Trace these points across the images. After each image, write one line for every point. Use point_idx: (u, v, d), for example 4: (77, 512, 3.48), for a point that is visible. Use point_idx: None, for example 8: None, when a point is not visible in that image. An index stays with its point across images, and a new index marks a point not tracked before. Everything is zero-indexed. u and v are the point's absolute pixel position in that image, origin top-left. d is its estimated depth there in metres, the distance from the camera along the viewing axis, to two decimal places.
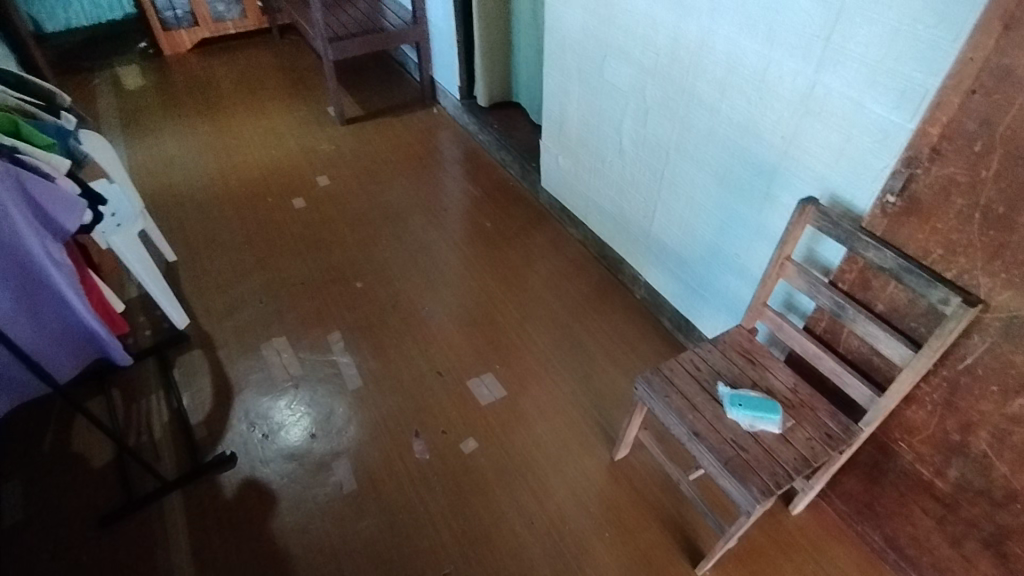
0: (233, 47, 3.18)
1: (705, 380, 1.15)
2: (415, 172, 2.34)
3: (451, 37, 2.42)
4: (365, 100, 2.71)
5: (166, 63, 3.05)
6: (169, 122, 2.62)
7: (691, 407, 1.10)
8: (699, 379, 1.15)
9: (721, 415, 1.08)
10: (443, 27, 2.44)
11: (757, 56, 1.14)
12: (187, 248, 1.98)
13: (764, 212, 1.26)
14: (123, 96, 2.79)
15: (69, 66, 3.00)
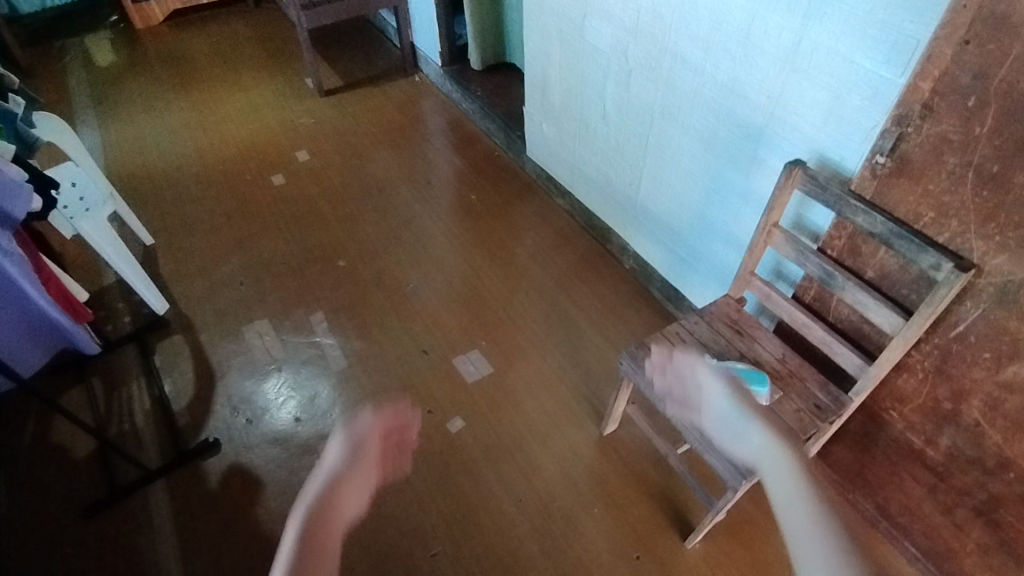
0: (207, 18, 3.06)
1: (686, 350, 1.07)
2: (397, 144, 2.27)
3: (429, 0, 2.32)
4: (344, 70, 2.62)
5: (138, 37, 2.93)
6: (143, 99, 2.53)
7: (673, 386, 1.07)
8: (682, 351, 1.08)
9: (703, 386, 1.01)
10: None
11: (741, 11, 1.07)
12: (164, 231, 1.93)
13: (751, 177, 1.21)
14: (95, 73, 2.69)
15: (39, 44, 2.89)
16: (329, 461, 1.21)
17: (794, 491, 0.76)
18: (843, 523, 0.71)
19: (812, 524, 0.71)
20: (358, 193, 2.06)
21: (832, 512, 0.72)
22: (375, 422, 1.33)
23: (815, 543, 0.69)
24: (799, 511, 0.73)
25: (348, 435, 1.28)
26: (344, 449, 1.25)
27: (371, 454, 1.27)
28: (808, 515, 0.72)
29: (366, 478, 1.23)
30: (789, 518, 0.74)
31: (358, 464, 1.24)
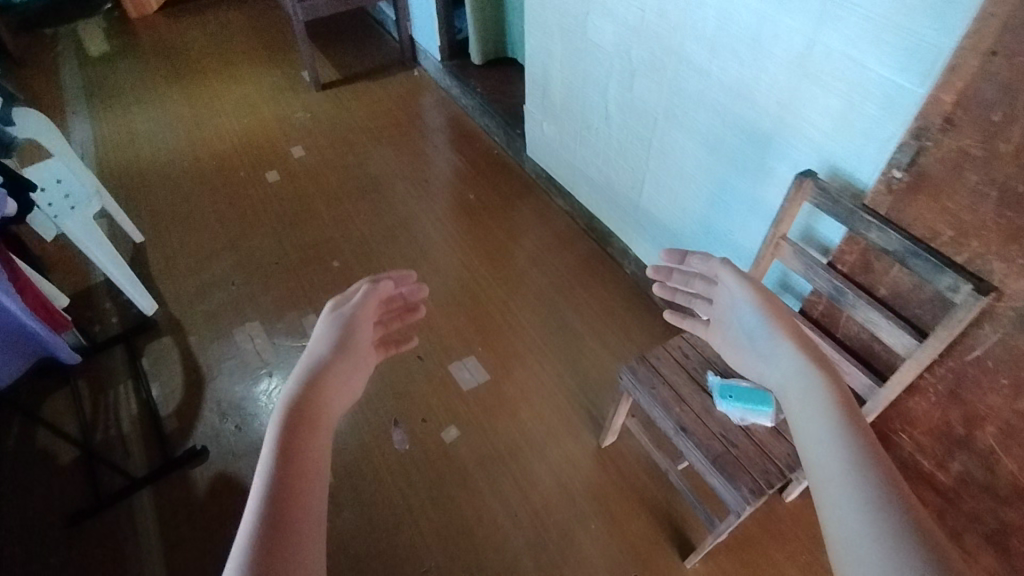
0: (202, 7, 3.00)
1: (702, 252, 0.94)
2: (395, 140, 2.23)
3: None
4: (341, 64, 2.56)
5: (132, 26, 2.87)
6: (136, 91, 2.48)
7: (695, 299, 0.95)
8: (702, 258, 0.93)
9: (722, 291, 0.87)
10: None
11: (750, 12, 1.02)
12: (155, 228, 1.88)
13: (757, 185, 1.16)
14: (88, 63, 2.64)
15: (31, 32, 2.83)
16: (312, 344, 0.85)
17: (814, 401, 0.60)
18: (867, 437, 0.55)
19: (834, 432, 0.56)
20: (353, 191, 2.02)
21: (855, 424, 0.56)
22: (375, 288, 0.99)
23: (829, 452, 0.54)
24: (821, 419, 0.58)
25: (339, 310, 0.91)
26: (337, 314, 0.92)
27: (371, 311, 0.96)
28: (833, 420, 0.57)
29: (368, 359, 0.88)
30: (806, 425, 0.59)
31: (361, 317, 0.93)
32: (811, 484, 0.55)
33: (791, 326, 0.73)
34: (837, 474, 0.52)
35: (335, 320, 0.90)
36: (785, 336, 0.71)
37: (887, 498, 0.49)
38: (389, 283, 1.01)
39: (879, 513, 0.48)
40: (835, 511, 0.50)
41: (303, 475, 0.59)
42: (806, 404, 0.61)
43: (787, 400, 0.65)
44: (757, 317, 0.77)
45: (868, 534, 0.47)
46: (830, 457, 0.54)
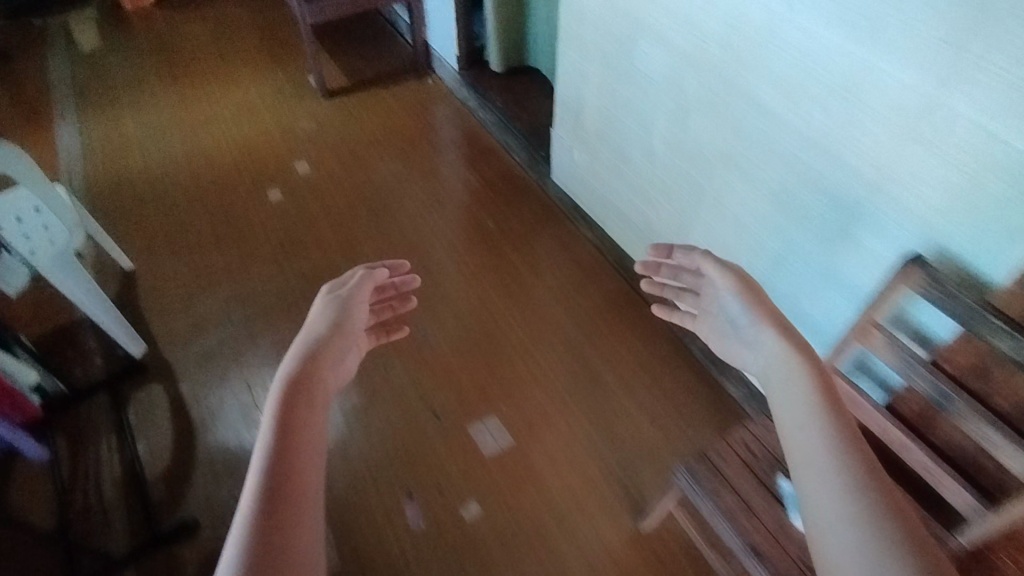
0: None
1: (686, 244, 0.90)
2: (407, 156, 2.06)
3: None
4: (350, 68, 2.39)
5: (126, 19, 2.68)
6: (128, 92, 2.30)
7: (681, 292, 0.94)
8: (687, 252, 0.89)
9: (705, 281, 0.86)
10: None
11: (848, 60, 0.86)
12: (146, 253, 1.72)
13: (836, 253, 1.01)
14: (77, 59, 2.45)
15: (18, 23, 2.64)
16: (310, 324, 0.88)
17: (796, 389, 0.61)
18: (850, 425, 0.56)
19: (812, 419, 0.57)
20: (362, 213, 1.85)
21: (835, 412, 0.57)
22: (370, 275, 1.04)
23: (809, 438, 0.55)
24: (803, 405, 0.59)
25: (339, 294, 0.97)
26: (334, 299, 0.97)
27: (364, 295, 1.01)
28: (814, 406, 0.58)
29: (358, 339, 0.93)
30: (789, 410, 0.60)
31: (355, 302, 0.97)
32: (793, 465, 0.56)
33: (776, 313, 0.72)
34: (816, 461, 0.53)
35: (333, 301, 0.96)
36: (768, 324, 0.70)
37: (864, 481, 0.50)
38: (377, 276, 1.05)
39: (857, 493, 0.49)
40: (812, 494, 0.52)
41: (301, 449, 0.62)
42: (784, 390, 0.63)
43: (771, 386, 0.65)
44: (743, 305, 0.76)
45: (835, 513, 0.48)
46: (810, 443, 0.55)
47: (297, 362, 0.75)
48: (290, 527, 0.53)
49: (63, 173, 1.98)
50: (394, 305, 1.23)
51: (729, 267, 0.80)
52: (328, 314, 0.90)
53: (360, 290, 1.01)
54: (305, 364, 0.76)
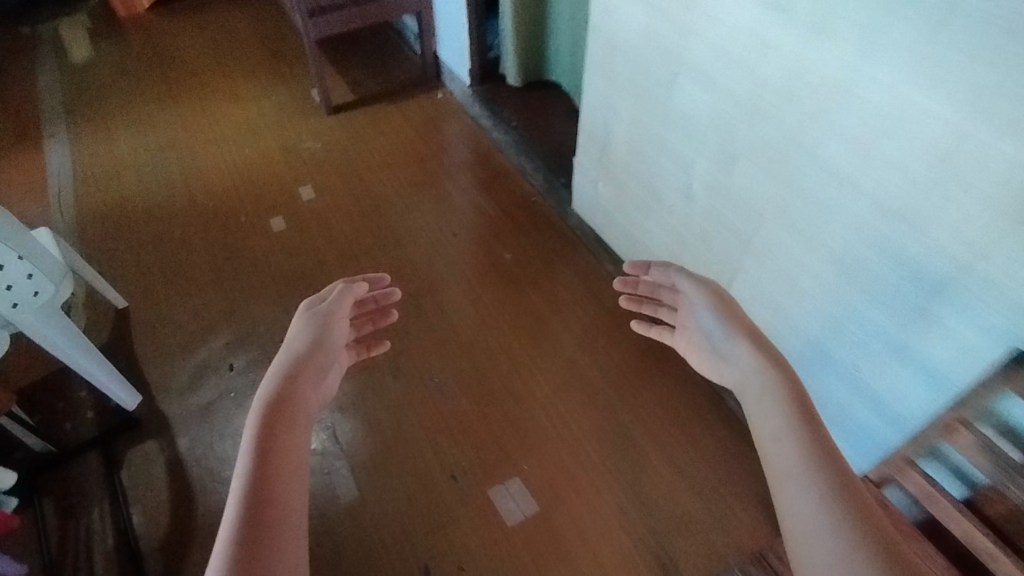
0: (200, 4, 2.68)
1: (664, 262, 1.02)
2: (417, 181, 1.95)
3: (460, 10, 1.96)
4: (356, 82, 2.27)
5: (120, 26, 2.56)
6: (123, 108, 2.19)
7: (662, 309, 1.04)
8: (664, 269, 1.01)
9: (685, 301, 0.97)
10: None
11: (940, 126, 0.74)
12: (141, 289, 1.62)
13: (908, 330, 0.90)
14: (69, 71, 2.34)
15: (8, 32, 2.53)
16: (289, 345, 0.97)
17: (769, 404, 0.74)
18: (816, 431, 0.69)
19: (786, 429, 0.69)
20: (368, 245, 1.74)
21: (805, 422, 0.69)
22: (347, 293, 1.13)
23: (786, 448, 0.68)
24: (777, 417, 0.72)
25: (313, 313, 1.05)
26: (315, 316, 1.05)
27: (344, 312, 1.09)
28: (789, 418, 0.71)
29: (335, 356, 1.02)
30: (767, 423, 0.72)
31: (333, 320, 1.06)
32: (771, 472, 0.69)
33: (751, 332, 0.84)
34: (790, 469, 0.66)
35: (308, 318, 1.04)
36: (745, 344, 0.82)
37: (832, 484, 0.63)
38: (354, 293, 1.14)
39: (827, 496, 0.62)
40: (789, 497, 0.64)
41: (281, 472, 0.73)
42: (761, 404, 0.75)
43: (749, 398, 0.78)
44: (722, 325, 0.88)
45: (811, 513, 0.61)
46: (785, 452, 0.68)
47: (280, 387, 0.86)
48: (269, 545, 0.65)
49: (52, 197, 1.88)
50: (374, 318, 1.30)
51: (708, 291, 0.91)
52: (306, 336, 1.00)
53: (339, 308, 1.09)
54: (285, 386, 0.88)
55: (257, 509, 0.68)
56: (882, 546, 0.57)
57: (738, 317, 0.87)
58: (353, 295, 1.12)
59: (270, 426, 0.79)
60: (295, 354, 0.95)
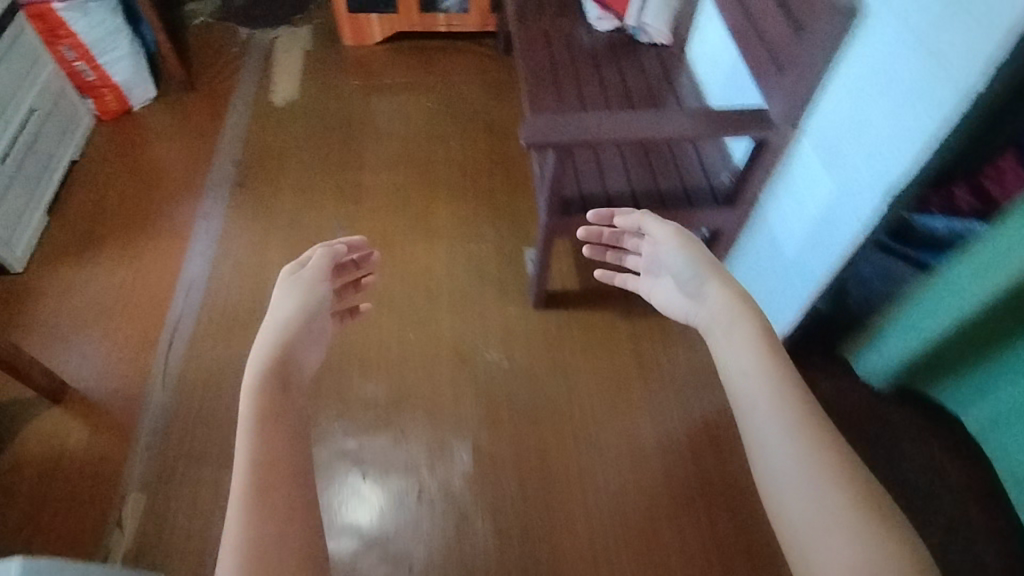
0: (436, 55, 2.15)
1: (632, 210, 1.09)
2: (624, 496, 1.26)
3: (811, 274, 1.12)
4: (586, 262, 1.60)
5: (341, 62, 2.11)
6: (295, 195, 1.72)
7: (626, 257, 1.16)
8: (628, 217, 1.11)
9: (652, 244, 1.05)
10: (792, 246, 1.16)
11: None
12: (200, 557, 1.16)
13: None
14: (262, 116, 1.92)
15: (224, 34, 2.17)
16: (273, 313, 0.96)
17: (744, 339, 0.84)
18: (781, 363, 0.79)
19: (757, 370, 0.79)
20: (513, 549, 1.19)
21: (771, 356, 0.80)
22: (329, 253, 1.09)
23: (757, 387, 0.78)
24: (750, 354, 0.82)
25: (294, 277, 1.03)
26: (296, 281, 1.02)
27: (327, 274, 1.06)
28: (758, 356, 0.81)
29: (323, 319, 1.01)
30: (734, 358, 0.83)
31: (319, 285, 1.03)
32: (739, 408, 0.79)
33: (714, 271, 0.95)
34: (765, 405, 0.76)
35: (290, 287, 1.01)
36: (714, 282, 0.93)
37: (794, 408, 0.75)
38: (339, 251, 1.13)
39: (801, 421, 0.73)
40: (763, 429, 0.75)
41: (267, 424, 0.80)
42: (729, 341, 0.86)
43: (714, 331, 0.90)
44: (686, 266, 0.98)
45: (790, 436, 0.72)
46: (755, 391, 0.78)
47: (267, 359, 0.88)
48: (272, 493, 0.74)
49: (168, 327, 1.46)
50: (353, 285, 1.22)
51: (672, 229, 1.02)
52: (287, 304, 0.97)
53: (321, 270, 1.06)
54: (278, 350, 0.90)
55: (262, 480, 0.75)
56: (835, 453, 0.70)
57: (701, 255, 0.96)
58: (332, 255, 1.09)
59: (263, 392, 0.83)
60: (281, 323, 0.94)
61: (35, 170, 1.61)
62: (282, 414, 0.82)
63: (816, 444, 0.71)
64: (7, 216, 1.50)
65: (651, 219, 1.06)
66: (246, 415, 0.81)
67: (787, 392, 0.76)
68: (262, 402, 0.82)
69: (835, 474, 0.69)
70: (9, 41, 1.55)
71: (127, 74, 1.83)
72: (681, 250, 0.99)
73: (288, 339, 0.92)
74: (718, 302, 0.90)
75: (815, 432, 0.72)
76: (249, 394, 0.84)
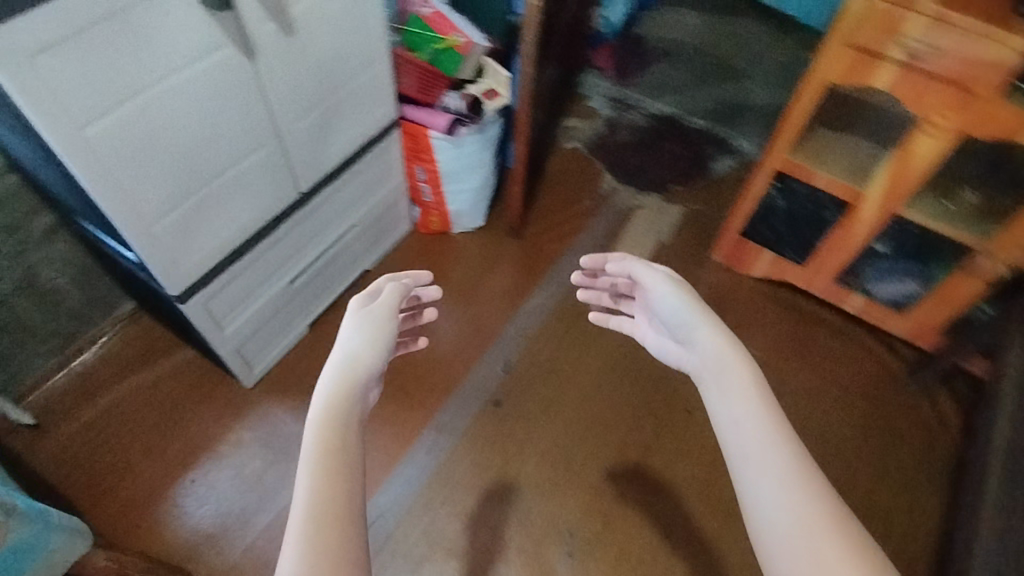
0: (824, 340, 1.53)
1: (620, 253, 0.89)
2: None
3: None
4: None
5: (693, 282, 1.62)
6: (545, 463, 1.31)
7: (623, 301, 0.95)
8: (617, 262, 0.88)
9: (643, 292, 0.86)
10: None
11: None
12: None
13: None
14: (569, 316, 1.53)
15: (587, 176, 1.83)
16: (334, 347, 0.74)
17: (733, 381, 0.68)
18: (772, 411, 0.65)
19: (752, 416, 0.64)
20: None
21: (766, 409, 0.65)
22: (398, 283, 0.84)
23: (749, 436, 0.63)
24: (738, 399, 0.66)
25: (364, 313, 0.77)
26: (359, 310, 0.78)
27: (399, 304, 0.81)
28: (750, 407, 0.65)
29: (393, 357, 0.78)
30: (722, 408, 0.67)
31: (391, 320, 0.79)
32: (731, 462, 0.64)
33: (704, 311, 0.76)
34: (758, 459, 0.61)
35: (358, 321, 0.77)
36: (707, 324, 0.74)
37: (796, 465, 0.60)
38: (412, 281, 0.87)
39: (802, 477, 0.59)
40: (756, 493, 0.60)
41: (333, 487, 0.59)
42: (720, 389, 0.68)
43: (705, 381, 0.72)
44: (674, 307, 0.79)
45: (786, 496, 0.58)
46: (747, 439, 0.63)
47: (325, 404, 0.66)
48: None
49: None
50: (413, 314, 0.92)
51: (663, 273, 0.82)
52: (351, 344, 0.74)
53: (393, 301, 0.81)
54: (344, 401, 0.68)
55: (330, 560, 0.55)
56: (844, 519, 0.56)
57: (696, 298, 0.78)
58: (405, 287, 0.84)
59: (321, 456, 0.62)
60: (344, 356, 0.72)
61: (320, 286, 1.42)
62: (345, 468, 0.62)
63: (817, 514, 0.56)
64: (262, 339, 1.33)
65: (643, 265, 0.84)
66: (309, 457, 0.62)
67: (777, 446, 0.61)
68: (323, 455, 0.62)
69: (835, 531, 0.55)
70: (371, 156, 1.34)
71: (465, 204, 1.57)
72: (677, 294, 0.79)
73: (355, 374, 0.71)
74: (709, 344, 0.72)
75: (823, 495, 0.58)
76: (314, 434, 0.64)
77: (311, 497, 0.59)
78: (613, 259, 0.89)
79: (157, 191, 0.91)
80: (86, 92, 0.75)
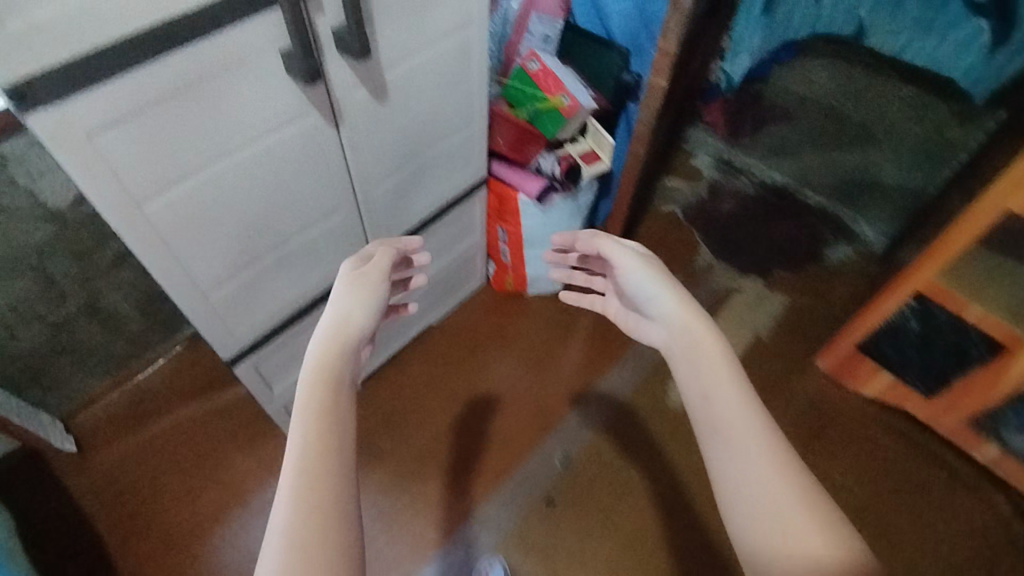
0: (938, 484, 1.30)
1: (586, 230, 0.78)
2: None
3: None
4: None
5: (788, 389, 1.42)
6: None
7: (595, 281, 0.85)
8: (585, 239, 0.78)
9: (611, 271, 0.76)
10: None
11: None
12: None
13: None
14: (642, 408, 1.37)
15: (681, 248, 1.66)
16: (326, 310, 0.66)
17: (707, 353, 0.59)
18: (741, 379, 0.57)
19: (724, 388, 0.56)
20: None
21: (737, 381, 0.57)
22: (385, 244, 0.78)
23: (720, 408, 0.55)
24: (708, 372, 0.58)
25: (353, 275, 0.70)
26: (347, 275, 0.71)
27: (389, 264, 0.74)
28: (725, 378, 0.57)
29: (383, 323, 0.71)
30: (689, 382, 0.59)
31: (381, 284, 0.71)
32: (700, 439, 0.56)
33: (670, 282, 0.67)
34: (731, 436, 0.53)
35: (343, 279, 0.70)
36: (672, 293, 0.66)
37: (768, 439, 0.52)
38: (403, 248, 0.80)
39: (776, 450, 0.52)
40: (722, 466, 0.52)
41: (326, 457, 0.51)
42: (688, 363, 0.60)
43: (669, 353, 0.63)
44: (638, 283, 0.70)
45: (758, 473, 0.50)
46: (717, 413, 0.55)
47: (313, 367, 0.59)
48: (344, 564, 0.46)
49: None
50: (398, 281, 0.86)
51: (628, 250, 0.72)
52: (341, 306, 0.66)
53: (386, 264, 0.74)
54: (333, 362, 0.60)
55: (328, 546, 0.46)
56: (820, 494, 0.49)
57: (661, 270, 0.69)
58: (396, 250, 0.78)
59: (309, 419, 0.53)
60: (334, 320, 0.64)
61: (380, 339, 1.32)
62: (342, 433, 0.54)
63: (793, 493, 0.49)
64: None
65: (604, 240, 0.75)
66: (297, 416, 0.54)
67: (745, 419, 0.54)
68: (310, 417, 0.54)
69: (807, 501, 0.48)
70: (452, 212, 1.23)
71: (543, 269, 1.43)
72: (637, 267, 0.70)
73: (343, 334, 0.63)
74: (676, 312, 0.64)
75: (801, 472, 0.50)
76: (303, 392, 0.56)
77: (300, 454, 0.51)
78: (581, 236, 0.79)
79: (214, 261, 0.83)
80: (147, 167, 0.67)
